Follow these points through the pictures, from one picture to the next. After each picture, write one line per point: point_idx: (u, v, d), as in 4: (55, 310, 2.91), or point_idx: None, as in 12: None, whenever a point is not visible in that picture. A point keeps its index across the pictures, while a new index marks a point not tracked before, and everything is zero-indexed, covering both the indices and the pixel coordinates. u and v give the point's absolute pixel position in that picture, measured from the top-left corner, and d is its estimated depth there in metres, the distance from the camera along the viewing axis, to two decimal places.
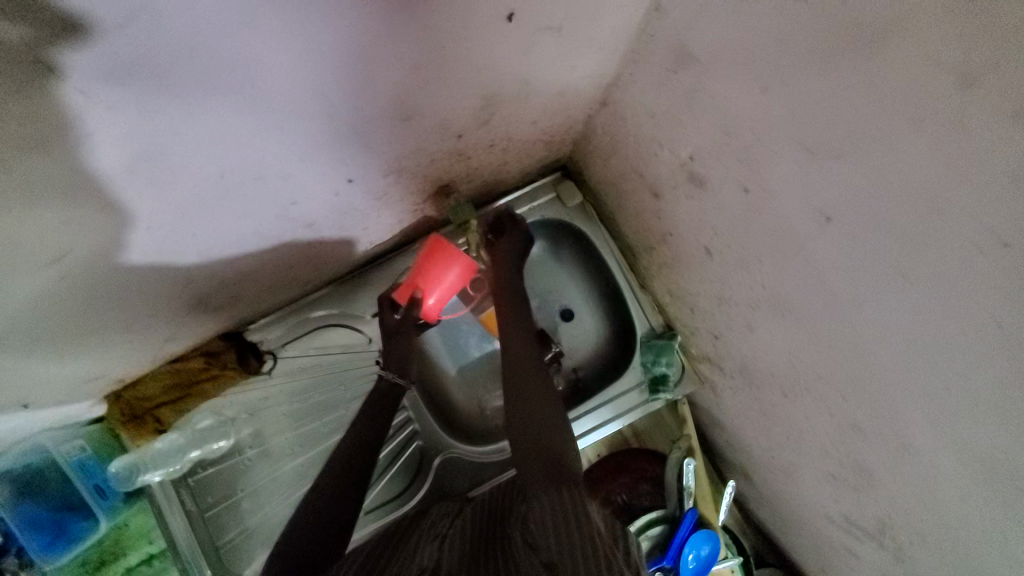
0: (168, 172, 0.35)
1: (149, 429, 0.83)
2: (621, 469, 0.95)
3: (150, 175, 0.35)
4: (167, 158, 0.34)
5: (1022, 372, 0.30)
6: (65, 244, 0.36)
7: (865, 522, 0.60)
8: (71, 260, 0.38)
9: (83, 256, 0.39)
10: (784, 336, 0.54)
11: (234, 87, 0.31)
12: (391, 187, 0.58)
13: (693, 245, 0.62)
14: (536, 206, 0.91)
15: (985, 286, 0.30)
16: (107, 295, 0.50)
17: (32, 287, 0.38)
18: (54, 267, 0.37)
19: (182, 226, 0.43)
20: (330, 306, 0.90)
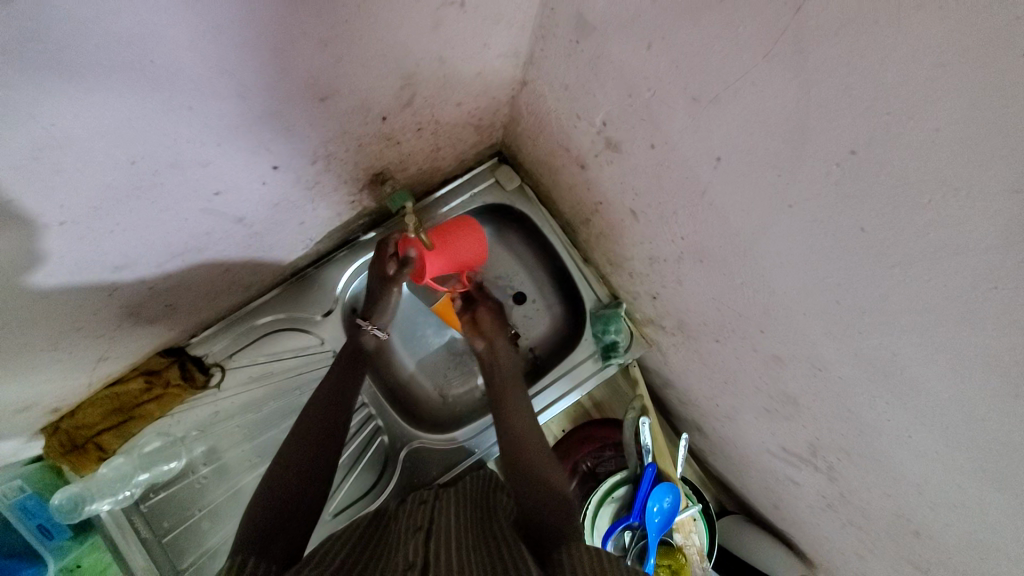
0: (77, 159, 0.35)
1: (92, 458, 0.80)
2: (585, 439, 1.00)
3: (59, 166, 0.35)
4: (74, 142, 0.34)
5: (885, 275, 0.35)
6: None
7: (799, 448, 0.66)
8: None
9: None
10: (706, 282, 0.59)
11: (135, 62, 0.31)
12: (324, 177, 0.60)
13: (621, 208, 0.66)
14: (477, 191, 0.93)
15: (843, 201, 0.34)
16: (37, 305, 0.49)
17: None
18: None
19: (101, 229, 0.43)
20: (278, 311, 0.87)
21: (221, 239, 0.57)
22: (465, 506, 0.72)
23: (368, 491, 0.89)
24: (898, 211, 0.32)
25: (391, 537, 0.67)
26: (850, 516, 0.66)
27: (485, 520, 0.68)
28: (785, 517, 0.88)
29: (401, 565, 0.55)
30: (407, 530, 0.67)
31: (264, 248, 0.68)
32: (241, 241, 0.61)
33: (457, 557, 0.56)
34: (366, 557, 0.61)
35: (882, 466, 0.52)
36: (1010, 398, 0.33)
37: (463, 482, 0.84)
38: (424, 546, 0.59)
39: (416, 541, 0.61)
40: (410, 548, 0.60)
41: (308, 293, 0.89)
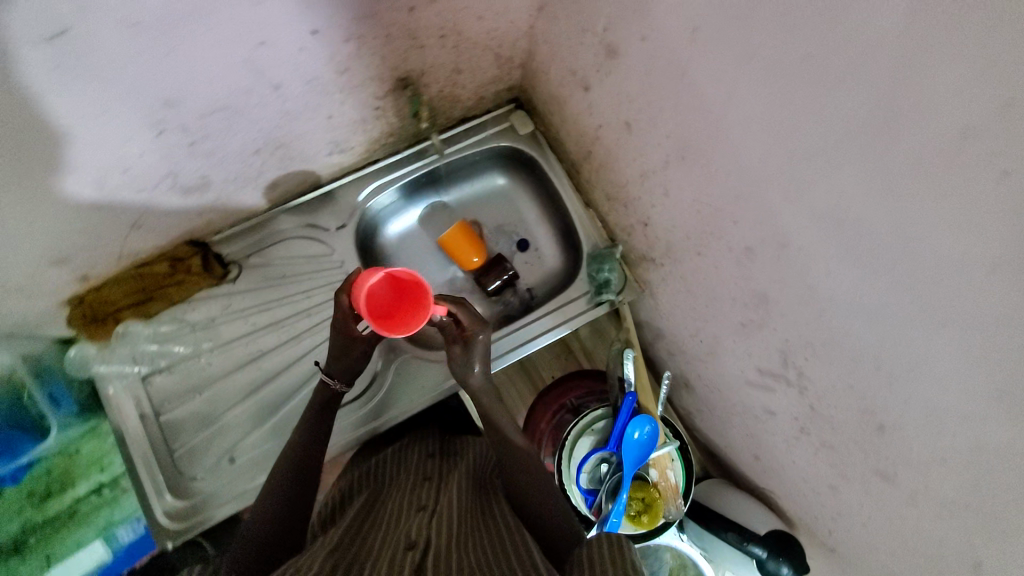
0: None
1: (111, 327, 0.88)
2: (573, 382, 1.04)
3: None
4: None
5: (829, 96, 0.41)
6: (70, 23, 0.45)
7: (774, 364, 0.68)
8: (72, 43, 0.47)
9: (74, 55, 0.48)
10: (688, 184, 0.64)
11: None
12: (355, 64, 0.68)
13: (617, 124, 0.71)
14: (493, 132, 1.01)
15: (792, 24, 0.41)
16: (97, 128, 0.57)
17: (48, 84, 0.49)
18: (56, 48, 0.46)
19: (155, 61, 0.53)
20: (296, 219, 0.95)
21: (256, 104, 0.66)
22: (468, 489, 0.80)
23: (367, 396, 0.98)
24: (837, 19, 0.38)
25: (395, 508, 0.76)
26: (820, 436, 0.67)
27: (483, 507, 0.75)
28: (765, 468, 0.89)
29: (402, 542, 0.63)
30: (410, 507, 0.75)
31: (291, 137, 0.76)
32: (275, 115, 0.69)
33: (453, 542, 0.63)
34: (373, 530, 0.70)
35: (843, 350, 0.54)
36: (932, 192, 0.37)
37: (465, 456, 0.92)
38: (425, 527, 0.66)
39: (418, 520, 0.69)
40: (413, 525, 0.68)
41: (326, 207, 0.96)
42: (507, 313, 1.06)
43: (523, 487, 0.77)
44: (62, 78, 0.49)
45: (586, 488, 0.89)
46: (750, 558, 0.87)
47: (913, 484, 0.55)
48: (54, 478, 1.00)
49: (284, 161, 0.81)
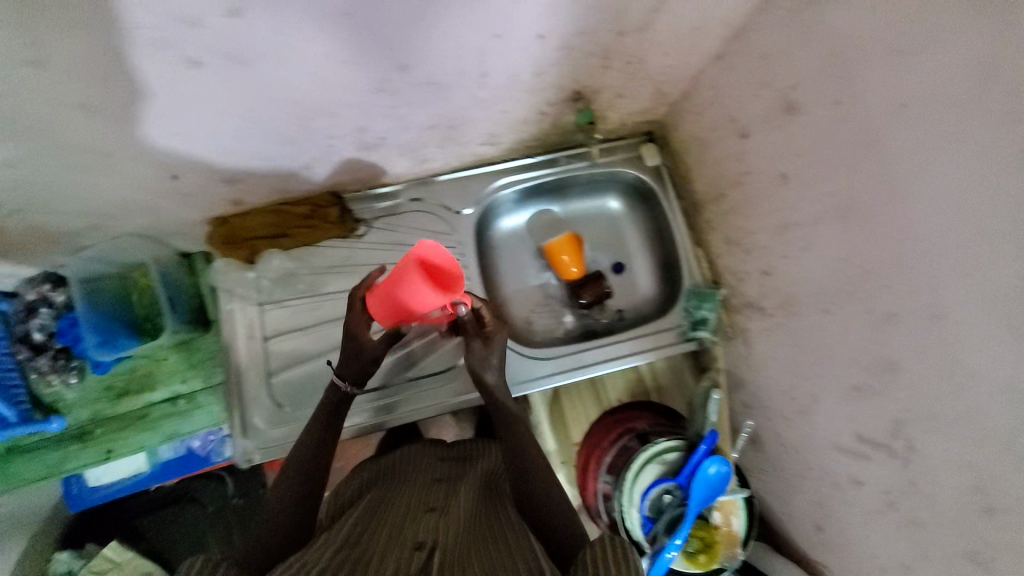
0: None
1: (243, 252, 0.95)
2: (645, 412, 1.05)
3: None
4: None
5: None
6: None
7: (880, 432, 0.70)
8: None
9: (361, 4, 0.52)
10: (839, 242, 0.68)
11: None
12: (551, 70, 0.75)
13: (770, 175, 0.77)
14: (622, 158, 1.07)
15: (1006, 120, 0.45)
16: (332, 77, 0.63)
17: (326, 28, 0.55)
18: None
19: (420, 25, 0.59)
20: (427, 195, 1.02)
21: (459, 85, 0.73)
22: (475, 502, 0.81)
23: (387, 386, 1.04)
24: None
25: (403, 509, 0.77)
26: (911, 512, 0.68)
27: (491, 521, 0.76)
28: (828, 539, 0.89)
29: (410, 542, 0.64)
30: (421, 507, 0.77)
31: (465, 120, 0.83)
32: (470, 98, 0.77)
33: (458, 548, 0.64)
34: (381, 527, 0.72)
35: (972, 428, 0.56)
36: None
37: (475, 470, 0.94)
38: (433, 527, 0.68)
39: (427, 522, 0.70)
40: (421, 526, 0.69)
41: (458, 191, 1.04)
42: (593, 328, 1.10)
43: (543, 516, 0.79)
44: (341, 23, 0.55)
45: (647, 515, 0.89)
46: None
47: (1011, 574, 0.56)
48: (136, 378, 1.05)
49: (447, 138, 0.88)
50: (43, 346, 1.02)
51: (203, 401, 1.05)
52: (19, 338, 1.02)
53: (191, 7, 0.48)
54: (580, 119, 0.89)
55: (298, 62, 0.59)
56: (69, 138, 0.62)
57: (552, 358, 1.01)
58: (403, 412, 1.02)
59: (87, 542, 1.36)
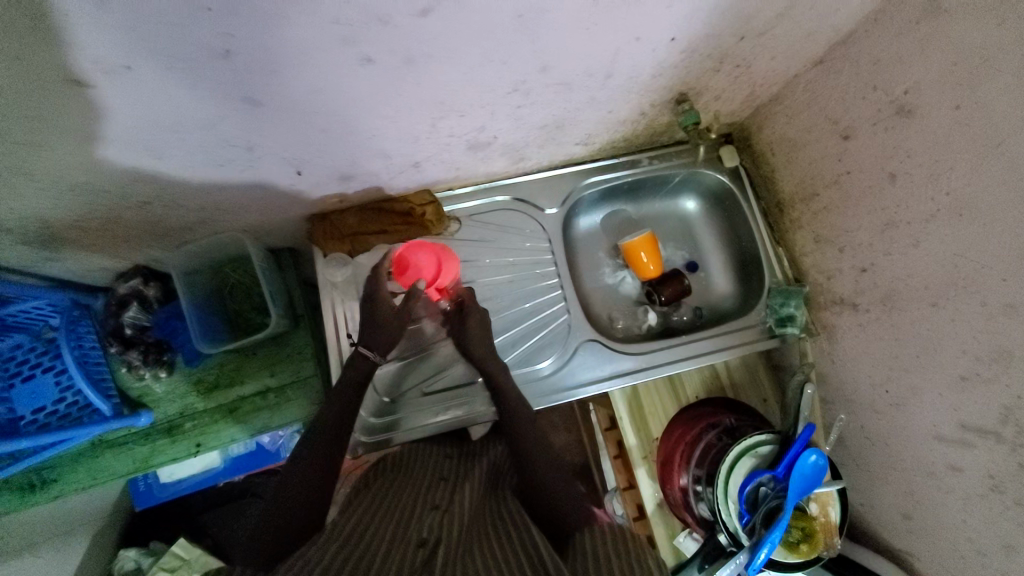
0: None
1: (345, 247, 0.99)
2: (730, 408, 1.08)
3: None
4: None
5: None
6: None
7: (986, 422, 0.73)
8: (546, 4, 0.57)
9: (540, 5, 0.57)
10: (953, 237, 0.71)
11: None
12: (665, 70, 0.78)
13: (874, 174, 0.80)
14: (701, 159, 1.10)
15: None
16: (482, 78, 0.68)
17: (501, 29, 0.60)
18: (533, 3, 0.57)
19: (578, 26, 0.63)
20: (515, 195, 1.06)
21: (586, 85, 0.76)
22: (477, 496, 0.87)
23: (400, 386, 1.06)
24: None
25: (412, 501, 0.85)
26: (1018, 497, 0.70)
27: (492, 512, 0.82)
28: (917, 529, 0.90)
29: (414, 538, 0.72)
30: (426, 504, 0.83)
31: (572, 121, 0.87)
32: (586, 97, 0.80)
33: (460, 541, 0.71)
34: (387, 517, 0.79)
35: None
36: None
37: (479, 466, 0.98)
38: (437, 526, 0.74)
39: (431, 518, 0.77)
40: (426, 522, 0.76)
41: (545, 191, 1.07)
42: (672, 325, 1.13)
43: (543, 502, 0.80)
44: (515, 25, 0.60)
45: (745, 507, 0.92)
46: None
47: None
48: (224, 373, 1.06)
49: (551, 138, 0.92)
50: (134, 340, 1.03)
51: (292, 394, 1.06)
52: (108, 333, 1.02)
53: (216, 37, 0.51)
54: (685, 121, 0.89)
55: (464, 60, 0.64)
56: (225, 129, 0.67)
57: (640, 354, 1.03)
58: (405, 421, 1.04)
59: (152, 538, 1.36)
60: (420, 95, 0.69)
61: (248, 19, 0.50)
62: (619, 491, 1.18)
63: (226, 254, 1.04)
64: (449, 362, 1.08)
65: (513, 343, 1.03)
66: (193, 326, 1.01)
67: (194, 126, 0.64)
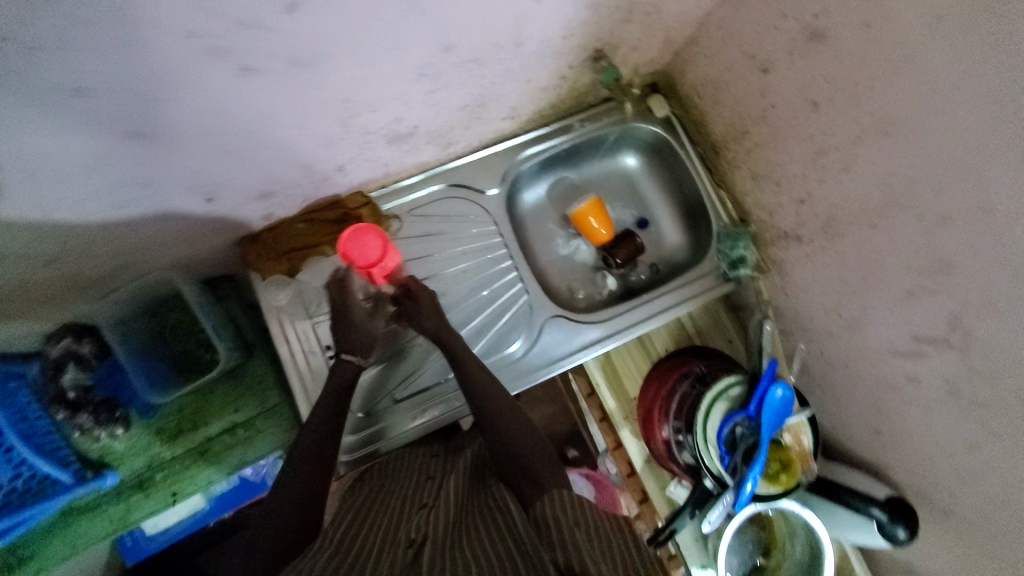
0: None
1: (281, 266, 0.92)
2: (699, 355, 1.09)
3: None
4: None
5: None
6: None
7: (935, 329, 0.76)
8: None
9: None
10: (881, 156, 0.71)
11: None
12: (576, 29, 0.75)
13: (797, 104, 0.80)
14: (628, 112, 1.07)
15: None
16: (383, 68, 0.64)
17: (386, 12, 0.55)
18: None
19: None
20: (451, 181, 1.02)
21: (499, 58, 0.73)
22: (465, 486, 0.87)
23: (376, 395, 1.05)
24: None
25: (399, 503, 0.84)
26: (975, 394, 0.74)
27: (479, 501, 0.81)
28: (886, 437, 0.95)
29: (404, 539, 0.71)
30: (413, 504, 0.82)
31: (492, 96, 0.83)
32: (500, 70, 0.76)
33: (450, 534, 0.71)
34: (375, 522, 0.78)
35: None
36: None
37: (465, 458, 0.99)
38: (424, 525, 0.74)
39: (418, 518, 0.77)
40: (413, 523, 0.76)
41: (480, 172, 1.03)
42: (632, 286, 1.13)
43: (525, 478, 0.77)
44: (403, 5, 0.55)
45: (726, 449, 0.94)
46: (868, 520, 0.94)
47: None
48: (187, 417, 1.02)
49: (475, 117, 0.87)
50: (79, 402, 0.95)
51: (261, 424, 1.03)
52: (49, 400, 0.94)
53: (64, 67, 0.45)
54: (607, 79, 0.90)
55: (358, 52, 0.59)
56: (112, 170, 0.61)
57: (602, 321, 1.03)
58: (389, 429, 1.04)
59: None
60: (320, 96, 0.64)
61: (88, 54, 0.45)
62: (609, 454, 1.20)
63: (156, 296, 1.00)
64: (419, 365, 1.07)
65: (476, 333, 1.01)
66: (137, 380, 0.99)
67: (84, 170, 0.59)
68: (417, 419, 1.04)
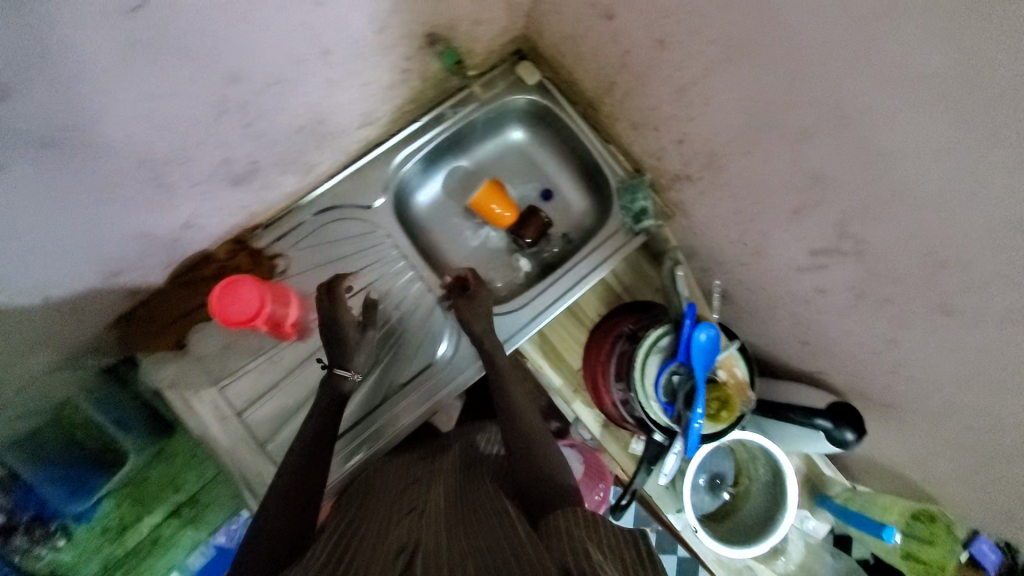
0: None
1: (169, 338, 0.87)
2: (628, 313, 1.08)
3: None
4: None
5: None
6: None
7: (827, 243, 0.74)
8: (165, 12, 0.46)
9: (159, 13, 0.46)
10: (734, 84, 0.68)
11: None
12: (390, 20, 0.68)
13: (648, 44, 0.75)
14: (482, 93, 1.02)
15: None
16: (174, 115, 0.57)
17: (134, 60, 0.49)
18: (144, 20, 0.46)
19: (220, 11, 0.50)
20: (330, 200, 0.94)
21: (308, 73, 0.65)
22: (456, 483, 0.76)
23: (378, 377, 0.95)
24: None
25: (383, 513, 0.68)
26: (878, 295, 0.73)
27: (479, 508, 0.67)
28: (815, 351, 0.96)
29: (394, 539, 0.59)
30: (399, 510, 0.68)
31: (330, 110, 0.76)
32: (322, 83, 0.69)
33: (447, 536, 0.59)
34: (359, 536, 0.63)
35: (906, 203, 0.59)
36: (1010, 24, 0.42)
37: (454, 452, 0.88)
38: (414, 529, 0.60)
39: (408, 522, 0.62)
40: (401, 529, 0.61)
41: (359, 184, 0.95)
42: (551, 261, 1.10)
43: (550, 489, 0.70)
44: (154, 46, 0.49)
45: (665, 401, 0.94)
46: (817, 431, 0.94)
47: (975, 306, 0.62)
48: (127, 512, 0.93)
49: (322, 137, 0.80)
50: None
51: (217, 487, 1.00)
52: None
53: None
54: (445, 62, 0.83)
55: (131, 105, 0.52)
56: None
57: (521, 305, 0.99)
58: (392, 413, 0.92)
59: None
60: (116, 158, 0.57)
61: None
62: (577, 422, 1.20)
63: (44, 401, 0.88)
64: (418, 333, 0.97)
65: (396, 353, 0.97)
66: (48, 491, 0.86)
67: None
68: (424, 394, 0.93)
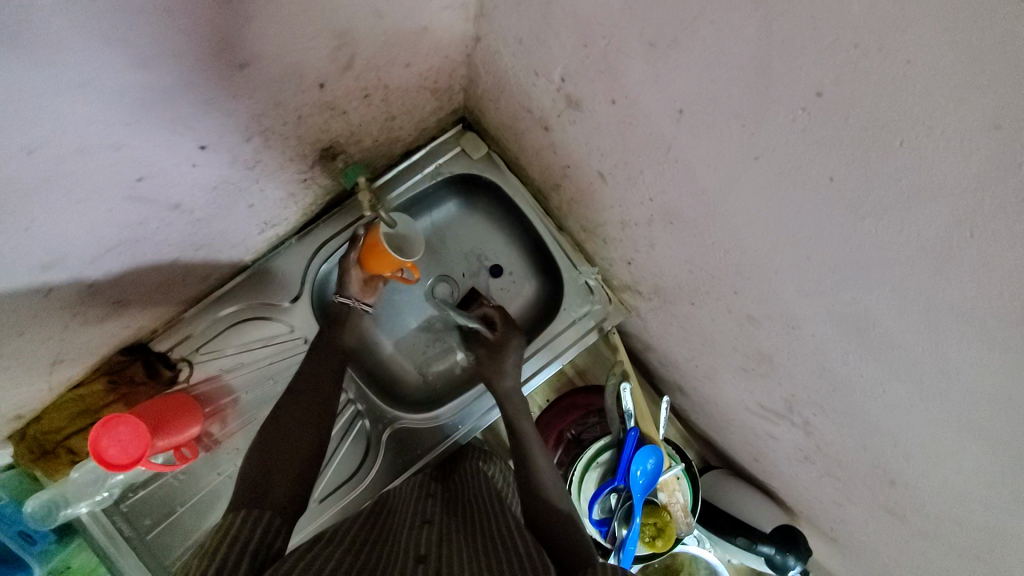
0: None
1: (63, 462, 0.77)
2: (570, 409, 0.99)
3: None
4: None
5: (840, 218, 0.34)
6: None
7: (775, 407, 0.66)
8: None
9: None
10: (678, 243, 0.57)
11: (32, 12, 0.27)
12: (263, 154, 0.55)
13: (589, 172, 0.62)
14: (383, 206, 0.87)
15: (806, 141, 0.33)
16: None
17: None
18: None
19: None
20: (242, 301, 0.84)
21: (157, 228, 0.54)
22: (463, 502, 0.70)
23: (350, 479, 0.86)
24: (887, 143, 0.28)
25: (395, 522, 0.65)
26: (826, 467, 0.65)
27: (490, 510, 0.64)
28: (764, 471, 0.89)
29: (410, 555, 0.53)
30: (415, 520, 0.65)
31: (210, 237, 0.64)
32: (185, 228, 0.58)
33: (468, 551, 0.54)
34: (376, 533, 0.61)
35: (856, 420, 0.51)
36: (994, 349, 0.31)
37: (464, 470, 0.81)
38: (435, 540, 0.57)
39: (420, 534, 0.59)
40: (416, 537, 0.58)
41: (274, 280, 0.85)
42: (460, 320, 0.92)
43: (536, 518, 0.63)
44: None
45: (599, 518, 0.87)
46: (758, 555, 0.87)
47: (924, 526, 0.54)
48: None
49: (210, 257, 0.69)
50: None
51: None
52: None
53: None
54: (349, 179, 0.70)
55: None
56: None
57: (436, 420, 0.90)
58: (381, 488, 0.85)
59: None
60: None
61: None
62: None
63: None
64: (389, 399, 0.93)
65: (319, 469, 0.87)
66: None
67: None
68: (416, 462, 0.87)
